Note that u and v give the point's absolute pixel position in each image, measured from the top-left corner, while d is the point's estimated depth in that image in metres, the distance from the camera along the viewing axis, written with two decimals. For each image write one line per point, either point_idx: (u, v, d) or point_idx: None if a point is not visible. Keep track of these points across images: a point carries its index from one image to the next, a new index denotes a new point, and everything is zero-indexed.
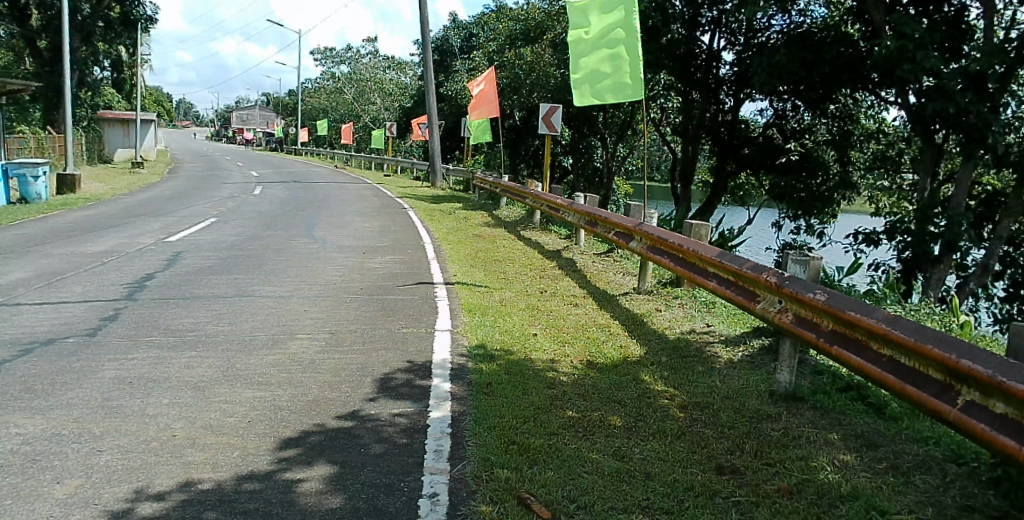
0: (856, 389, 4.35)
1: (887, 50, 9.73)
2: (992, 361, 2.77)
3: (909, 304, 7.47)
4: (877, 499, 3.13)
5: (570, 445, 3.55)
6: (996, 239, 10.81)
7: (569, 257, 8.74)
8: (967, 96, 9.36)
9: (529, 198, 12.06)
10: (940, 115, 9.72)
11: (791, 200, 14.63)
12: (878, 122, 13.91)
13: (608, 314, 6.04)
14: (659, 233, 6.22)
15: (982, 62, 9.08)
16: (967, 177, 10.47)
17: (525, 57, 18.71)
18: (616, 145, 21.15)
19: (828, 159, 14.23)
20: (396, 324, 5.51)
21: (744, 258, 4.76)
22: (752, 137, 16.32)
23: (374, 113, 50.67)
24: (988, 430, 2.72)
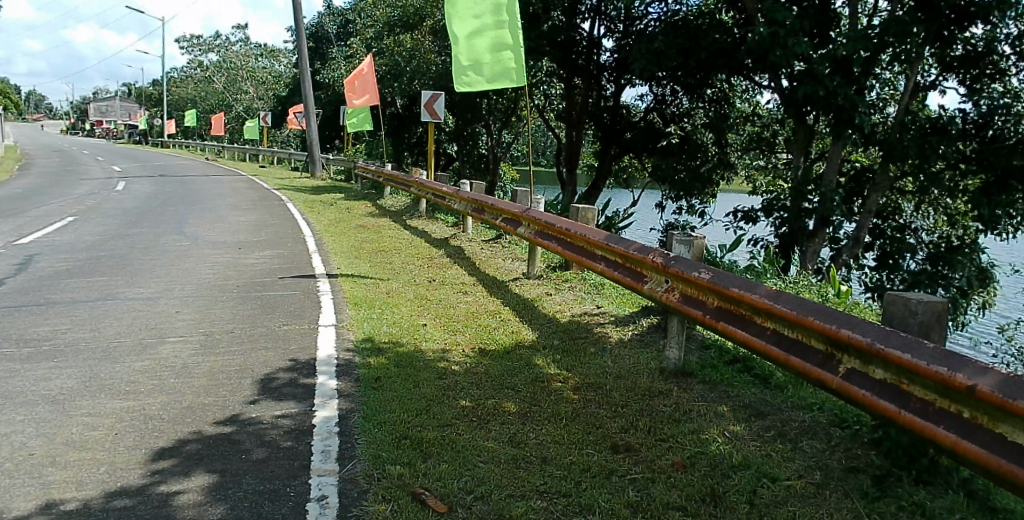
0: (742, 362, 4.52)
1: (761, 36, 10.17)
2: (870, 329, 3.00)
3: (785, 276, 7.84)
4: (767, 466, 3.38)
5: (464, 435, 3.49)
6: (867, 212, 11.98)
7: (457, 245, 8.67)
8: (835, 79, 9.93)
9: (414, 186, 11.98)
10: (811, 97, 10.34)
11: (673, 183, 15.37)
12: (752, 105, 14.24)
13: (499, 300, 6.02)
14: (547, 218, 6.22)
15: (849, 46, 9.68)
16: (836, 156, 11.36)
17: (404, 44, 18.78)
18: (500, 132, 21.29)
19: (706, 142, 14.90)
20: (276, 321, 5.30)
21: (629, 240, 4.81)
22: (634, 122, 16.74)
23: (248, 103, 49.45)
24: (870, 395, 2.96)
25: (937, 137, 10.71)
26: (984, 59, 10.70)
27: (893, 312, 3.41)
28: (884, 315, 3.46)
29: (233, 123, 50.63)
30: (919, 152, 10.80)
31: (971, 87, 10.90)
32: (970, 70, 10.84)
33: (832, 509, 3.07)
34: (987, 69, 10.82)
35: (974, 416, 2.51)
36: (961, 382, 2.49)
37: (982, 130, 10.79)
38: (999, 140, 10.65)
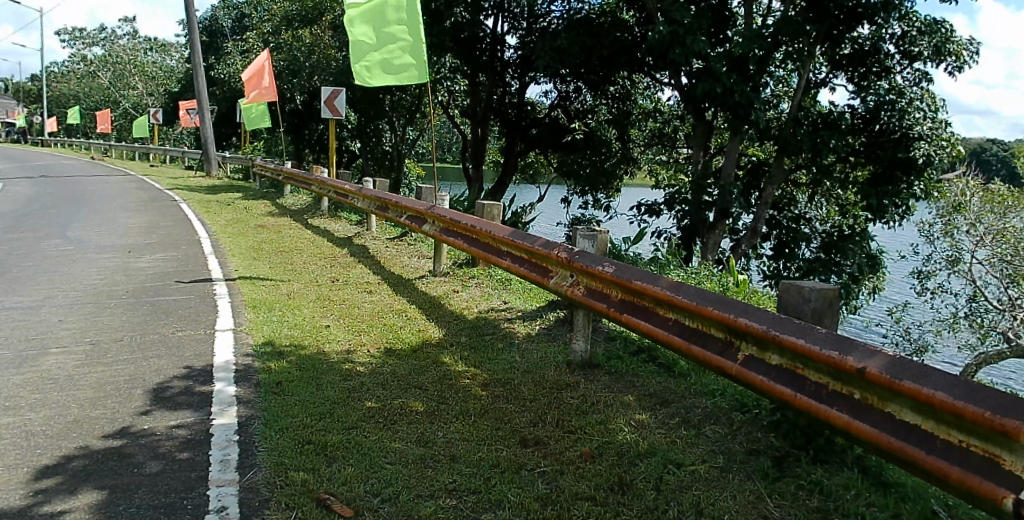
0: (646, 353, 4.66)
1: (660, 34, 10.39)
2: (766, 318, 3.19)
3: (687, 267, 8.11)
4: (672, 452, 3.51)
5: (371, 437, 3.44)
6: (762, 204, 12.73)
7: (360, 243, 8.60)
8: (731, 77, 10.27)
9: (315, 184, 11.80)
10: (710, 94, 10.60)
11: (577, 178, 15.44)
12: (653, 102, 15.24)
13: (405, 298, 5.98)
14: (452, 214, 6.20)
15: (745, 45, 10.16)
16: (734, 150, 11.92)
17: (303, 39, 18.48)
18: (404, 128, 21.07)
19: (610, 138, 15.52)
20: (167, 327, 5.09)
21: (533, 235, 4.86)
22: (539, 118, 16.68)
23: (136, 98, 47.45)
24: (767, 380, 3.17)
25: (828, 133, 11.41)
26: (870, 58, 11.44)
27: (788, 300, 3.54)
28: (779, 304, 3.59)
29: (122, 121, 48.11)
30: (812, 146, 11.45)
31: (858, 84, 11.64)
32: (858, 68, 11.55)
33: (737, 491, 3.26)
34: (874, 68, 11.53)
35: (865, 397, 2.74)
36: (855, 366, 2.71)
37: (870, 123, 11.68)
38: (885, 133, 11.59)
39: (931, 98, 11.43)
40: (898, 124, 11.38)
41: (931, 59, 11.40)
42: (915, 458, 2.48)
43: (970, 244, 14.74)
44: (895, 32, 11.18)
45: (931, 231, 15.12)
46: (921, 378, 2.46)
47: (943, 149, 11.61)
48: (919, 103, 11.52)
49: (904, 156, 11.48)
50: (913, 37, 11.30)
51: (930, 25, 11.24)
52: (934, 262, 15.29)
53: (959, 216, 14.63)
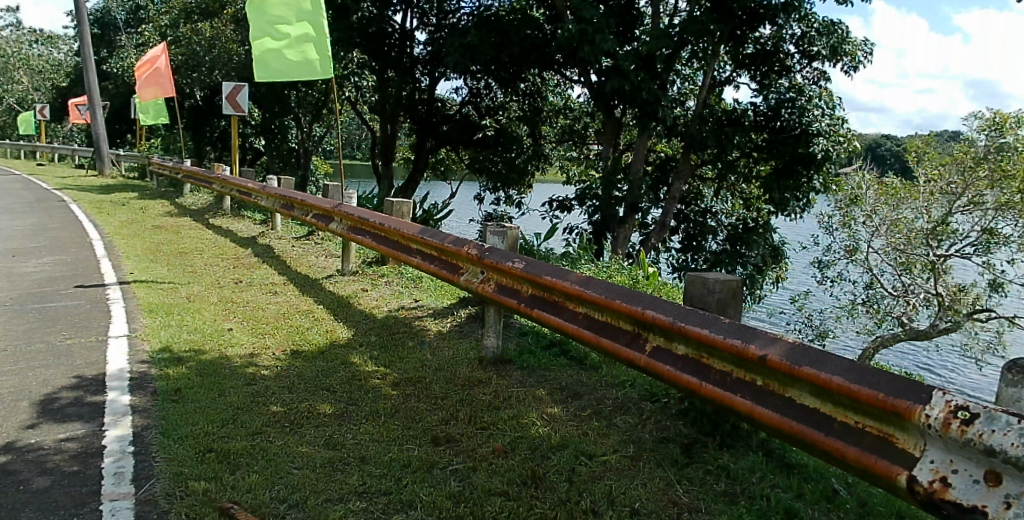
0: (559, 346, 4.77)
1: (570, 32, 10.56)
2: (671, 310, 3.30)
3: (598, 260, 8.30)
4: (583, 444, 3.59)
5: (276, 442, 3.38)
6: (670, 199, 13.09)
7: (265, 243, 8.47)
8: (639, 75, 10.63)
9: (217, 183, 11.49)
10: (618, 91, 10.96)
11: (490, 174, 16.12)
12: (564, 99, 15.21)
13: (312, 298, 5.91)
14: (360, 212, 6.12)
15: (653, 44, 10.48)
16: (642, 147, 12.49)
17: (203, 33, 17.92)
18: (311, 125, 20.62)
19: (521, 134, 15.52)
20: (55, 336, 4.85)
21: (443, 232, 4.84)
22: (449, 115, 16.54)
23: (20, 94, 44.96)
24: (674, 370, 3.28)
25: (732, 129, 12.04)
26: (773, 56, 11.84)
27: (694, 293, 3.61)
28: (686, 296, 3.65)
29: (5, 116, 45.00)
30: (717, 142, 12.07)
31: (761, 83, 12.03)
32: (760, 67, 11.97)
33: (647, 479, 3.39)
34: (774, 67, 11.95)
35: (766, 384, 2.89)
36: (757, 354, 2.84)
37: (771, 120, 11.89)
38: (785, 129, 11.79)
39: (828, 95, 11.71)
40: (797, 121, 11.56)
41: (828, 58, 11.65)
42: (815, 440, 2.64)
43: (867, 234, 15.25)
44: (794, 33, 11.44)
45: (830, 223, 15.42)
46: (820, 365, 2.62)
47: (841, 144, 11.88)
48: (818, 101, 11.74)
49: (804, 151, 11.74)
50: (812, 37, 11.50)
51: (828, 26, 11.50)
52: (833, 252, 15.74)
53: (856, 208, 15.06)
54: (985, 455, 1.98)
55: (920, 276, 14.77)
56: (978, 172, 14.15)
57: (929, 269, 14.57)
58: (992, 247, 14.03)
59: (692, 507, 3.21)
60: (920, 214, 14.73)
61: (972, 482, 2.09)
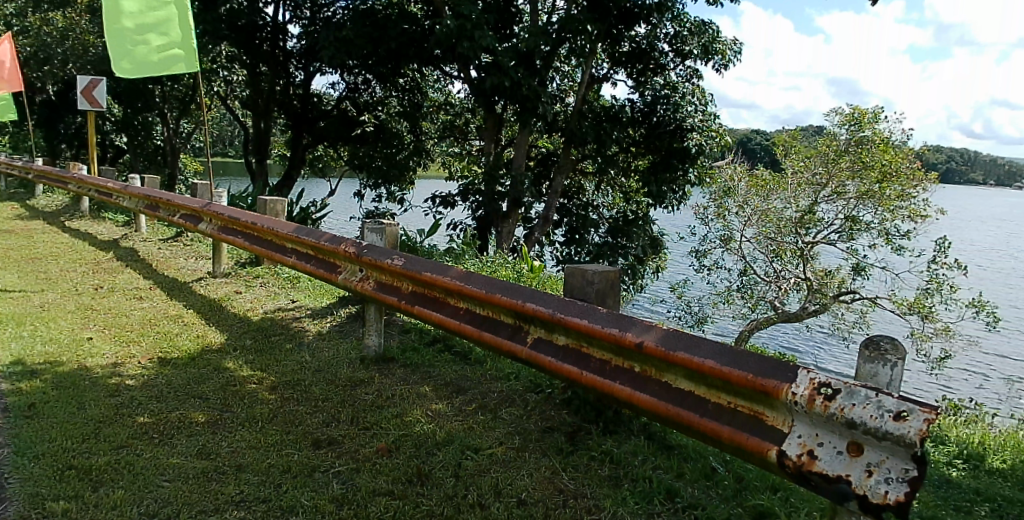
0: (443, 342, 4.88)
1: (449, 28, 10.31)
2: (551, 302, 3.40)
3: (482, 255, 8.37)
4: (469, 438, 3.64)
5: (145, 455, 3.26)
6: (552, 193, 13.19)
7: (128, 247, 8.12)
8: (519, 72, 10.59)
9: (73, 184, 10.76)
10: (500, 88, 10.87)
11: (371, 170, 14.35)
12: (444, 95, 14.30)
13: (181, 303, 5.70)
14: (230, 212, 5.94)
15: (531, 41, 10.45)
16: (523, 141, 12.30)
17: (55, 23, 16.76)
18: (178, 121, 19.61)
19: (401, 130, 14.29)
20: None
21: (318, 230, 4.75)
22: (326, 110, 15.21)
23: None
24: (555, 361, 3.39)
25: (609, 124, 12.35)
26: (648, 55, 12.11)
27: (573, 282, 3.66)
28: (566, 287, 3.71)
29: None
30: (596, 137, 12.26)
31: (638, 80, 12.34)
32: (636, 64, 12.23)
33: (534, 469, 3.46)
34: (650, 64, 12.23)
35: (644, 370, 3.07)
36: (635, 341, 3.02)
37: (648, 117, 12.38)
38: (662, 125, 12.32)
39: (700, 93, 12.42)
40: (672, 116, 12.14)
41: (700, 57, 12.11)
42: (690, 420, 2.84)
43: (739, 224, 15.28)
44: (667, 32, 11.78)
45: (706, 214, 15.63)
46: (693, 349, 2.83)
47: (713, 139, 12.61)
48: (691, 97, 12.37)
49: (679, 146, 12.31)
50: (684, 37, 11.88)
51: (699, 26, 11.92)
52: (710, 241, 15.93)
53: (728, 199, 15.21)
54: (847, 427, 2.31)
55: (790, 263, 14.96)
56: (839, 164, 14.09)
57: (798, 255, 14.76)
58: (855, 235, 14.27)
59: (577, 493, 3.32)
60: (788, 204, 14.71)
61: (834, 453, 2.40)
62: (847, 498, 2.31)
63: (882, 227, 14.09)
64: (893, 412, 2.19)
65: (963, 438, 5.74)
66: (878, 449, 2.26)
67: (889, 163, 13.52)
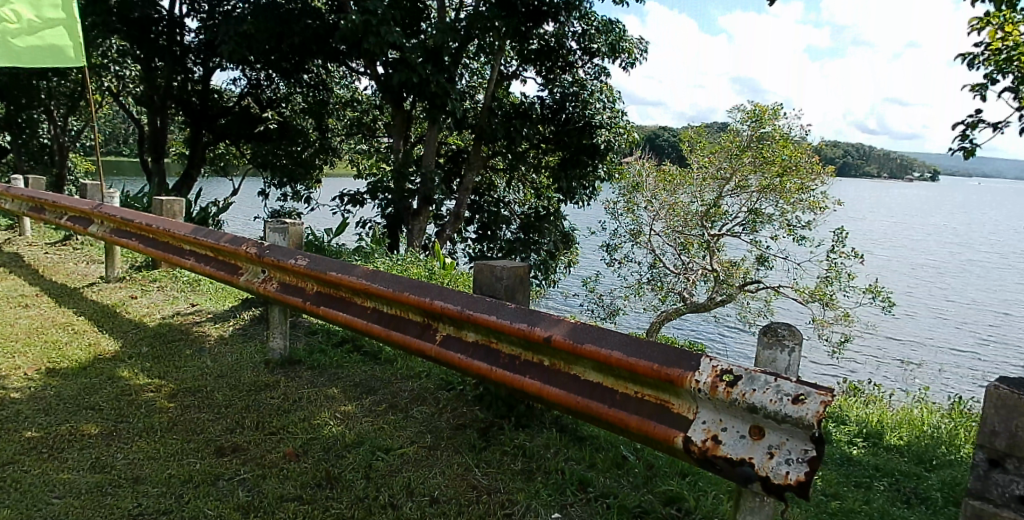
0: (351, 342, 4.85)
1: (353, 23, 9.65)
2: (458, 299, 3.40)
3: (393, 254, 8.30)
4: (380, 439, 3.61)
5: (31, 472, 3.10)
6: (463, 190, 12.93)
7: (11, 253, 7.65)
8: (427, 68, 10.19)
9: None
10: (408, 84, 10.47)
11: (274, 168, 13.14)
12: (352, 91, 13.43)
13: (71, 310, 5.44)
14: (123, 214, 5.69)
15: (439, 37, 10.13)
16: (433, 139, 11.89)
17: None
18: (68, 120, 18.40)
19: (307, 128, 13.19)
20: None
21: (218, 231, 4.62)
22: (228, 107, 13.72)
23: None
24: (463, 357, 3.40)
25: (519, 121, 12.22)
26: (557, 53, 11.72)
27: (482, 279, 3.67)
28: (475, 283, 3.70)
29: None
30: (506, 134, 12.22)
31: (546, 77, 12.09)
32: (544, 62, 11.85)
33: (446, 467, 3.46)
34: (558, 63, 11.92)
35: (552, 363, 3.11)
36: (543, 335, 3.05)
37: (557, 113, 12.28)
38: (570, 121, 12.21)
39: (608, 90, 12.30)
40: (581, 113, 12.01)
41: (608, 55, 11.90)
42: (599, 411, 2.88)
43: (649, 218, 15.66)
44: (576, 30, 11.59)
45: (616, 209, 15.78)
46: (600, 341, 2.88)
47: (621, 136, 12.43)
48: (601, 94, 12.17)
49: (589, 142, 12.07)
50: (592, 35, 11.67)
51: (605, 24, 11.70)
52: (620, 235, 16.07)
53: (637, 194, 15.47)
54: (748, 412, 2.40)
55: (696, 254, 15.51)
56: (742, 159, 14.32)
57: (705, 248, 15.27)
58: (757, 227, 14.74)
59: (491, 488, 3.33)
60: (694, 197, 15.14)
61: (736, 437, 2.48)
62: (751, 480, 2.40)
63: (784, 219, 14.45)
64: (792, 395, 2.29)
65: (862, 418, 6.04)
66: (778, 431, 2.37)
67: (789, 157, 13.93)
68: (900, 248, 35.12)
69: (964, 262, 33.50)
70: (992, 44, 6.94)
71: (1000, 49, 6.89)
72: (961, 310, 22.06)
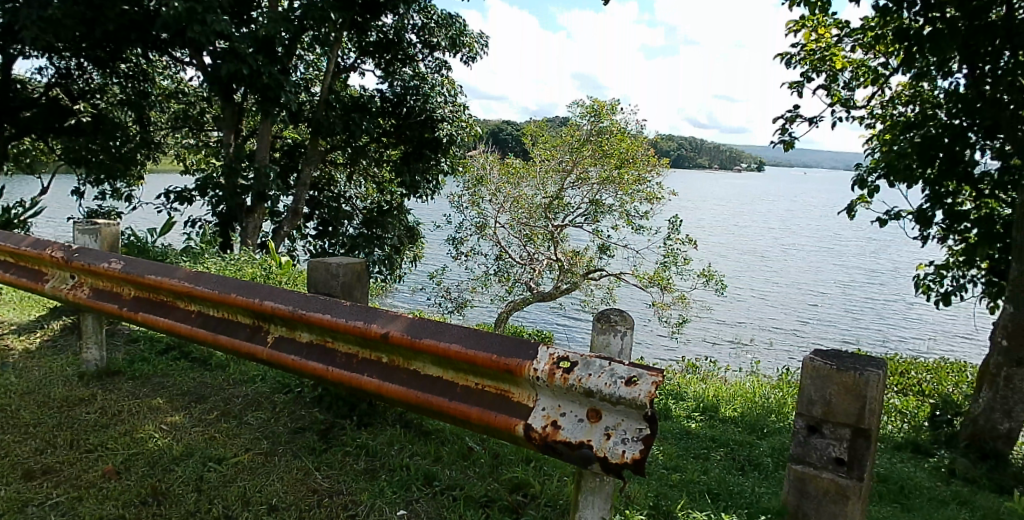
0: (177, 349, 4.72)
1: (175, 11, 8.83)
2: (290, 299, 3.31)
3: (227, 253, 8.00)
4: (211, 449, 3.46)
5: None
6: (301, 185, 12.36)
7: None
8: (258, 59, 9.64)
9: None
10: (235, 75, 9.84)
11: (88, 166, 11.18)
12: (177, 82, 12.30)
13: None
14: None
15: (270, 27, 9.51)
16: (265, 132, 11.21)
17: None
18: None
19: (124, 121, 11.53)
20: None
21: (19, 235, 4.27)
22: (33, 98, 11.15)
23: None
24: (297, 359, 3.31)
25: (358, 114, 11.71)
26: (395, 46, 11.87)
27: (316, 276, 3.64)
28: (310, 282, 3.65)
29: None
30: (345, 128, 11.67)
31: (386, 70, 11.97)
32: (383, 54, 11.95)
33: (284, 473, 3.35)
34: (397, 56, 11.99)
35: (391, 360, 3.08)
36: (379, 332, 3.01)
37: (397, 106, 11.96)
38: (412, 115, 12.00)
39: (450, 84, 12.27)
40: (422, 107, 11.88)
41: (448, 49, 12.00)
42: (440, 405, 2.87)
43: (493, 211, 15.71)
44: (414, 23, 11.60)
45: (460, 202, 15.83)
46: (437, 335, 2.87)
47: (463, 129, 12.54)
48: (441, 88, 12.19)
49: (430, 136, 12.16)
50: (431, 29, 11.74)
51: (445, 18, 11.81)
52: (465, 228, 16.03)
53: (482, 187, 15.52)
54: (585, 396, 2.45)
55: (542, 246, 15.56)
56: (583, 152, 14.74)
57: (548, 238, 15.39)
58: (598, 217, 15.07)
59: (332, 491, 3.26)
60: (537, 190, 15.32)
61: (575, 422, 2.54)
62: (590, 461, 2.45)
63: (622, 209, 14.89)
64: (624, 378, 2.37)
65: (699, 393, 6.48)
66: (614, 413, 2.43)
67: (626, 151, 14.50)
68: (731, 236, 37.78)
69: (787, 247, 36.59)
70: (807, 45, 7.56)
71: (813, 49, 7.54)
72: (787, 290, 24.17)
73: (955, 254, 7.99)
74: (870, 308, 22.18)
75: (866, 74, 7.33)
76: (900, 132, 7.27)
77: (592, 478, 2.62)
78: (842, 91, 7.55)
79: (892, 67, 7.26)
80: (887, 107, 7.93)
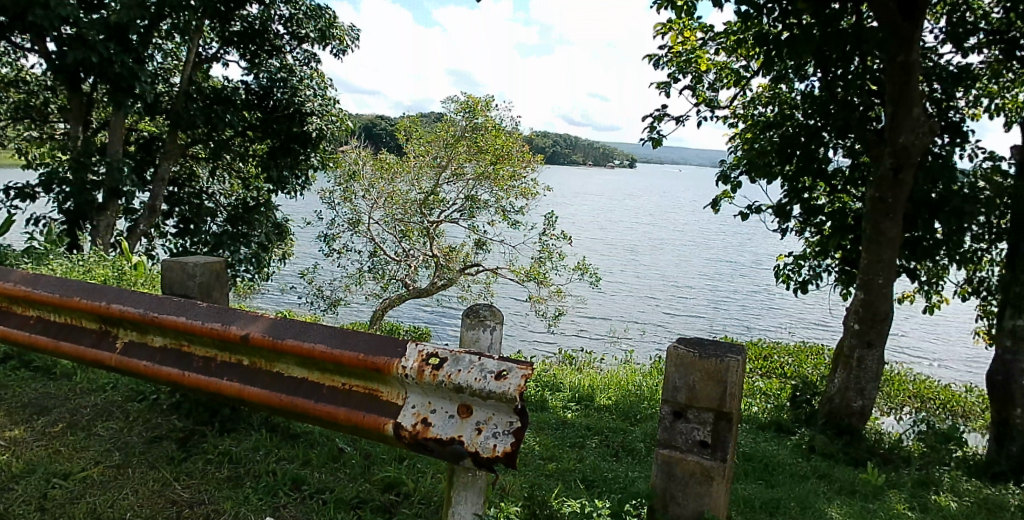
0: (17, 359, 4.43)
1: None
2: (140, 301, 3.15)
3: (74, 253, 7.54)
4: (55, 464, 3.25)
5: None
6: (159, 181, 11.69)
7: None
8: (109, 47, 9.08)
9: None
10: (82, 63, 9.19)
11: None
12: (17, 70, 11.20)
13: None
14: None
15: (123, 14, 8.96)
16: (118, 125, 10.45)
17: None
18: None
19: None
20: None
21: None
22: None
23: None
24: (149, 364, 3.14)
25: (220, 107, 11.27)
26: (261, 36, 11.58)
27: (171, 276, 3.55)
28: (163, 283, 3.57)
29: None
30: (207, 121, 11.15)
31: (251, 61, 11.66)
32: (248, 45, 11.60)
33: (139, 485, 3.18)
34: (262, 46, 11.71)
35: (252, 363, 2.96)
36: (238, 334, 2.90)
37: (263, 99, 11.65)
38: (277, 109, 11.68)
39: (320, 77, 11.98)
40: (290, 100, 11.49)
41: (317, 42, 11.65)
42: (306, 408, 2.78)
43: (367, 207, 15.47)
44: (280, 14, 11.27)
45: (332, 198, 15.41)
46: (301, 335, 2.79)
47: (334, 123, 12.18)
48: (310, 81, 11.87)
49: (299, 131, 11.72)
50: (299, 20, 11.41)
51: (314, 10, 11.50)
52: (337, 225, 15.67)
53: (354, 183, 15.27)
54: (455, 392, 2.46)
55: (417, 242, 15.50)
56: (458, 148, 14.77)
57: (424, 235, 15.37)
58: (474, 213, 15.13)
59: (193, 501, 3.12)
60: (411, 186, 15.21)
61: (446, 418, 2.54)
62: (462, 457, 2.46)
63: (498, 205, 15.03)
64: (495, 372, 2.39)
65: (576, 383, 6.71)
66: (484, 408, 2.46)
67: (501, 147, 14.63)
68: (607, 232, 38.99)
69: (657, 241, 38.18)
70: (674, 47, 7.86)
71: (680, 51, 7.86)
72: (657, 283, 25.21)
73: (811, 246, 8.62)
74: (732, 297, 23.63)
75: (728, 76, 7.74)
76: (759, 131, 7.89)
77: (464, 473, 2.63)
78: (706, 91, 7.93)
79: (752, 70, 7.68)
80: (748, 107, 8.40)
